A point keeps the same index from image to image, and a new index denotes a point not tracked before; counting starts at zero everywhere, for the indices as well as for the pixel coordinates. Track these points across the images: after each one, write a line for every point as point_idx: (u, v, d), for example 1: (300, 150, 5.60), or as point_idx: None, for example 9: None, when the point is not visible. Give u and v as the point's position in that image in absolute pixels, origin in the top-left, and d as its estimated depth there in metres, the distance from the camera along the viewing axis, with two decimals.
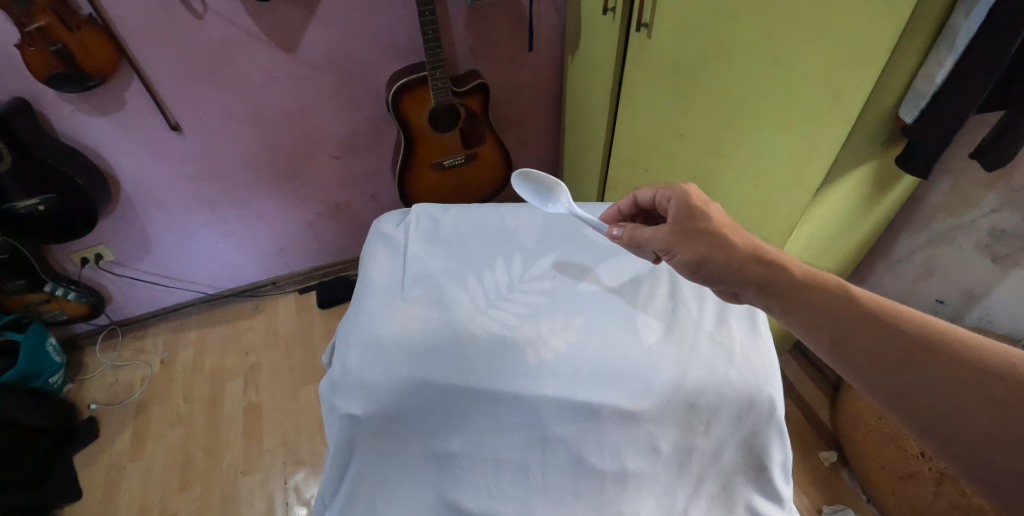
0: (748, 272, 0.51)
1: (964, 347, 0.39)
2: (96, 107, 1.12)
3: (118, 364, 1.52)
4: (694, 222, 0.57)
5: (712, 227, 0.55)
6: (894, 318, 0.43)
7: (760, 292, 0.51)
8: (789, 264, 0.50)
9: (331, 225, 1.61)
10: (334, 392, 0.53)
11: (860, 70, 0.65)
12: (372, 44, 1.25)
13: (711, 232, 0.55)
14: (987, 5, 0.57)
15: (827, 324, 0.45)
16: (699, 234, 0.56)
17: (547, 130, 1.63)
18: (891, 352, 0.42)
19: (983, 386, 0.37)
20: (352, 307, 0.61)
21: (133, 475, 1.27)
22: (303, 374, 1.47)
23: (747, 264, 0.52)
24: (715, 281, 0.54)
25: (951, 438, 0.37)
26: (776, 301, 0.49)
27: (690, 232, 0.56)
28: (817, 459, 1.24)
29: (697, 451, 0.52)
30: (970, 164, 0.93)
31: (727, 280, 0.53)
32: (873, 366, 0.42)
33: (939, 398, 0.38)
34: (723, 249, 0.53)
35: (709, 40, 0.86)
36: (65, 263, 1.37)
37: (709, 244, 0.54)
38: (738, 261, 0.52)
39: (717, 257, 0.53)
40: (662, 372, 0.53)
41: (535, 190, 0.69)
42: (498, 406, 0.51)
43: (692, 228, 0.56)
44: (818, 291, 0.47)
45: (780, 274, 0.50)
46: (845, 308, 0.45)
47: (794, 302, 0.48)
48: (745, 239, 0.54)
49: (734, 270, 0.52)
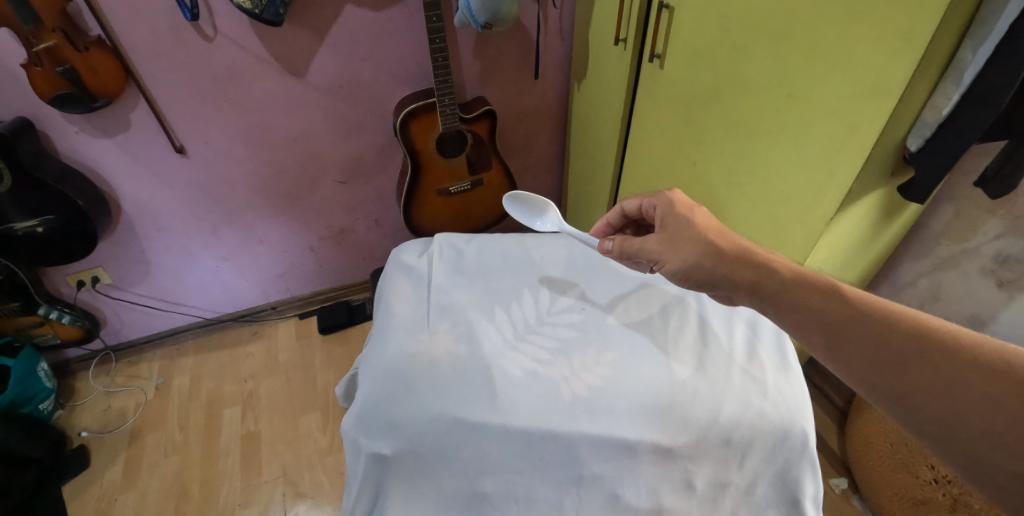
0: (737, 276, 0.51)
1: (958, 344, 0.38)
2: (100, 128, 1.11)
3: (111, 390, 1.48)
4: (681, 228, 0.57)
5: (697, 230, 0.56)
6: (886, 317, 0.42)
7: (751, 296, 0.50)
8: (778, 265, 0.50)
9: (334, 250, 1.60)
10: (359, 429, 0.51)
11: (874, 104, 0.66)
12: (381, 70, 1.25)
13: (699, 235, 0.55)
14: (993, 43, 0.58)
15: (820, 325, 0.44)
16: (686, 240, 0.56)
17: (552, 155, 1.64)
18: (883, 352, 0.40)
19: (981, 385, 0.35)
20: (375, 339, 0.60)
21: (124, 507, 1.23)
22: (302, 402, 1.43)
23: (738, 268, 0.51)
24: (707, 287, 0.54)
25: (951, 439, 0.36)
26: (767, 304, 0.48)
27: (676, 240, 0.57)
28: (828, 485, 1.23)
29: (729, 486, 0.51)
30: (974, 191, 0.94)
31: (718, 285, 0.53)
32: (867, 368, 0.41)
33: (936, 399, 0.37)
34: (712, 253, 0.53)
35: (722, 72, 0.87)
36: (60, 286, 1.34)
37: (697, 248, 0.54)
38: (726, 264, 0.52)
39: (705, 262, 0.53)
40: (697, 405, 0.52)
41: (525, 210, 0.72)
42: (531, 445, 0.50)
43: (678, 233, 0.57)
44: (810, 292, 0.46)
45: (769, 276, 0.49)
46: (838, 308, 0.44)
47: (785, 304, 0.47)
48: (730, 241, 0.54)
49: (723, 275, 0.52)
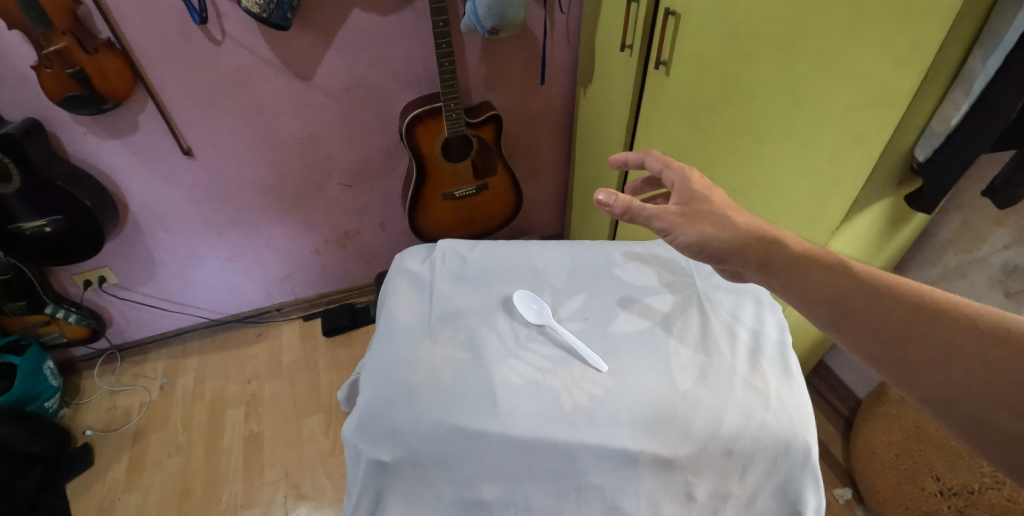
0: (750, 250, 0.52)
1: (960, 313, 0.39)
2: (109, 129, 1.12)
3: (116, 389, 1.49)
4: (701, 203, 0.57)
5: (716, 207, 0.56)
6: (891, 290, 0.43)
7: (762, 271, 0.51)
8: (788, 242, 0.51)
9: (338, 252, 1.60)
10: (360, 435, 0.52)
11: (881, 113, 0.66)
12: (387, 74, 1.26)
13: (717, 213, 0.56)
14: (1002, 53, 0.57)
15: (825, 299, 0.45)
16: (704, 215, 0.56)
17: (557, 160, 1.64)
18: (886, 323, 0.41)
19: (980, 351, 0.36)
20: (377, 344, 0.61)
21: (127, 506, 1.23)
22: (304, 404, 1.44)
23: (750, 242, 0.53)
24: (719, 260, 0.55)
25: (950, 402, 0.37)
26: (776, 280, 0.50)
27: (695, 213, 0.57)
28: (832, 495, 1.22)
29: (731, 498, 0.50)
30: (982, 201, 0.93)
31: (729, 258, 0.54)
32: (869, 337, 0.42)
33: (937, 366, 0.38)
34: (727, 228, 0.54)
35: (728, 79, 0.87)
36: (67, 285, 1.35)
37: (715, 223, 0.55)
38: (741, 239, 0.53)
39: (721, 235, 0.54)
40: (699, 416, 0.52)
41: None
42: (531, 454, 0.50)
43: (697, 209, 0.57)
44: (817, 268, 0.47)
45: (780, 251, 0.51)
46: (844, 282, 0.45)
47: (792, 280, 0.48)
48: (747, 219, 0.54)
49: (736, 249, 0.53)
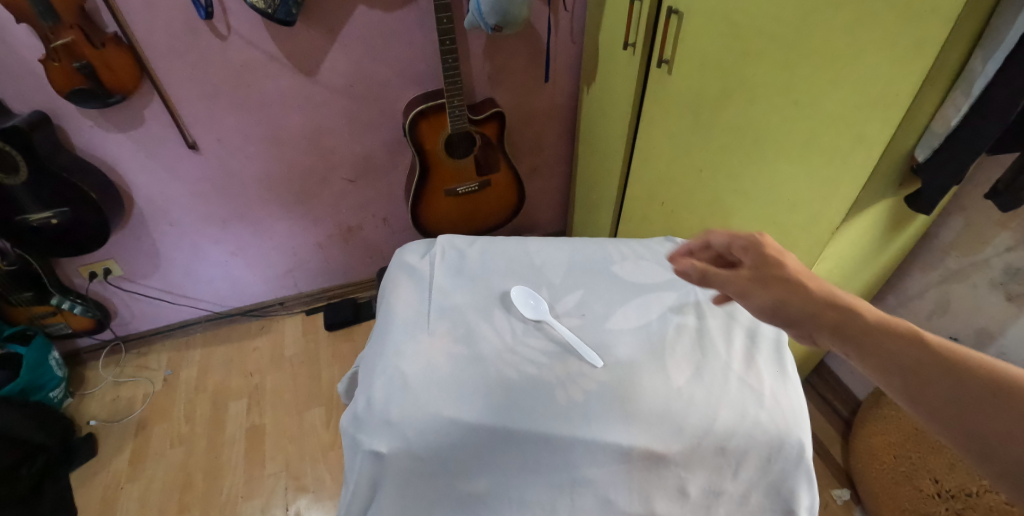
0: (818, 316, 0.43)
1: None
2: (115, 123, 1.13)
3: (120, 380, 1.50)
4: (774, 269, 0.47)
5: (792, 273, 0.46)
6: (996, 372, 0.34)
7: (829, 339, 0.42)
8: (860, 307, 0.42)
9: (341, 247, 1.61)
10: (358, 427, 0.52)
11: (881, 114, 0.66)
12: (391, 70, 1.26)
13: (792, 280, 0.46)
14: (1003, 54, 0.57)
15: (906, 378, 0.37)
16: (776, 280, 0.46)
17: (560, 158, 1.65)
18: (991, 421, 0.32)
19: None
20: (375, 338, 0.61)
21: (130, 495, 1.25)
22: (306, 397, 1.45)
23: (823, 309, 0.43)
24: (790, 328, 0.45)
25: None
26: (849, 348, 0.41)
27: (766, 278, 0.47)
28: (829, 496, 1.23)
29: (723, 494, 0.51)
30: (985, 204, 0.93)
31: (797, 325, 0.45)
32: (964, 426, 0.33)
33: None
34: (801, 292, 0.44)
35: (730, 79, 0.87)
36: (73, 277, 1.37)
37: (786, 288, 0.45)
38: (812, 306, 0.43)
39: (794, 299, 0.44)
40: (694, 413, 0.52)
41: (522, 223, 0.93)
42: (525, 449, 0.50)
43: (772, 273, 0.47)
44: (894, 337, 0.39)
45: (853, 318, 0.41)
46: (930, 359, 0.36)
47: (867, 350, 0.39)
48: (825, 285, 0.44)
49: (807, 314, 0.43)
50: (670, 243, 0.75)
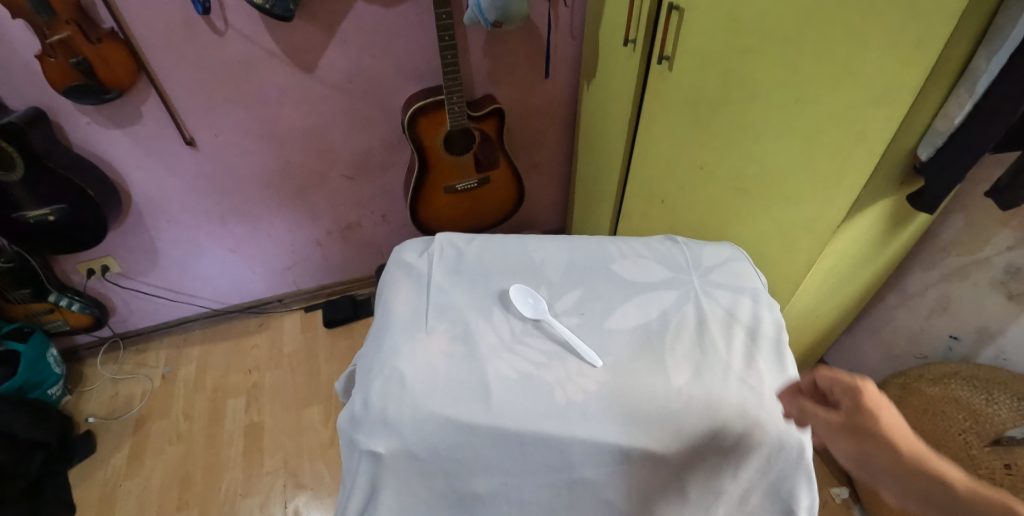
0: (903, 480, 0.39)
1: None
2: (112, 119, 1.13)
3: (118, 377, 1.50)
4: (865, 424, 0.42)
5: (885, 433, 0.41)
6: None
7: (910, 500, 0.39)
8: (950, 474, 0.37)
9: (340, 244, 1.61)
10: (355, 427, 0.52)
11: (883, 111, 0.65)
12: (390, 66, 1.25)
13: (883, 441, 0.40)
14: (1007, 51, 0.56)
15: None
16: (866, 438, 0.41)
17: (560, 155, 1.64)
18: None
19: None
20: (374, 337, 0.61)
21: (128, 492, 1.25)
22: (305, 395, 1.44)
23: (910, 473, 0.39)
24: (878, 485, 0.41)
25: None
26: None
27: (855, 434, 0.42)
28: (829, 494, 1.23)
29: (723, 495, 0.51)
30: (986, 202, 0.92)
31: (882, 483, 0.40)
32: None
33: None
34: (890, 456, 0.40)
35: (731, 76, 0.87)
36: (71, 274, 1.36)
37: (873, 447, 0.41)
38: (898, 469, 0.39)
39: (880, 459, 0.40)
40: (694, 413, 0.52)
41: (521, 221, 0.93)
42: (523, 449, 0.50)
43: (867, 431, 0.41)
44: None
45: (941, 488, 0.37)
46: None
47: None
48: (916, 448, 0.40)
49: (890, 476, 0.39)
50: (670, 241, 0.74)
